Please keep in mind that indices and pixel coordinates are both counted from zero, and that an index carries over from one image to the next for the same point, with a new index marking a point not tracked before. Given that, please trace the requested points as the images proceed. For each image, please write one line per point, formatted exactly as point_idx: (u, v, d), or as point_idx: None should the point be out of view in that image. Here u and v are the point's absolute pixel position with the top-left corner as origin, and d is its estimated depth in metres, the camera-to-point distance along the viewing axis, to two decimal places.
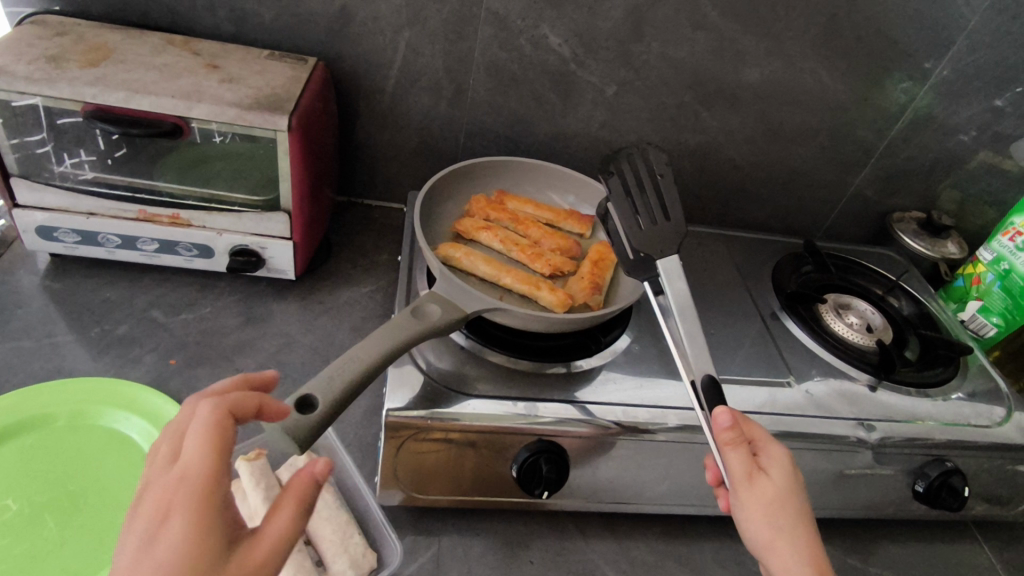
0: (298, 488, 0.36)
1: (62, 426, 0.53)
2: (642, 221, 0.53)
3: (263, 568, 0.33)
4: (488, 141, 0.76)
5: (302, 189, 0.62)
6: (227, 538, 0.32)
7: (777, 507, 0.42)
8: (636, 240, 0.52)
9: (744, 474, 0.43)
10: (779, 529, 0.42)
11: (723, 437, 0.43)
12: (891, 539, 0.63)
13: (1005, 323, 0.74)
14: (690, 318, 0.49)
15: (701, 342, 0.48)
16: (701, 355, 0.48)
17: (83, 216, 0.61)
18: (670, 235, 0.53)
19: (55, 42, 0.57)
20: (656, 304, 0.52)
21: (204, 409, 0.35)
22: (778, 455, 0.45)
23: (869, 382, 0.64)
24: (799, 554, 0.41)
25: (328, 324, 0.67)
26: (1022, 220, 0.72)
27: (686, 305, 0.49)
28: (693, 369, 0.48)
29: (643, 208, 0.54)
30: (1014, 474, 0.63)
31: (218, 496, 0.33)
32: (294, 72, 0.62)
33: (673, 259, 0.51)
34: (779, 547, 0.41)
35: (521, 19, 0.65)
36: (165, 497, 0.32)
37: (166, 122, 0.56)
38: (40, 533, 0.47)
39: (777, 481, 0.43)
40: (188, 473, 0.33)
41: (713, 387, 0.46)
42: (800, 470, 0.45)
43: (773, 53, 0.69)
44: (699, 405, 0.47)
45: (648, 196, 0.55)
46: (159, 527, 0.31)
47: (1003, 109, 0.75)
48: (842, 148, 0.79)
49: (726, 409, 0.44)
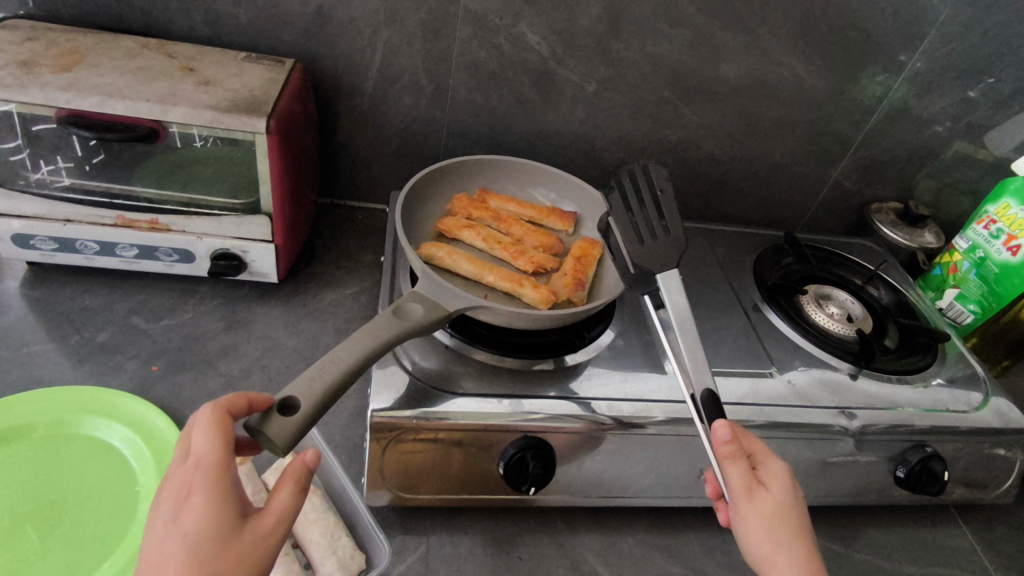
0: (294, 469, 0.38)
1: (42, 435, 0.53)
2: (642, 236, 0.55)
3: (274, 535, 0.36)
4: (470, 140, 0.76)
5: (283, 191, 0.61)
6: (239, 513, 0.36)
7: (777, 521, 0.43)
8: (637, 255, 0.54)
9: (745, 488, 0.44)
10: (777, 544, 0.43)
11: (723, 451, 0.44)
12: (875, 525, 0.64)
13: (981, 310, 0.76)
14: (690, 332, 0.50)
15: (700, 356, 0.49)
16: (701, 369, 0.49)
17: (60, 222, 0.60)
18: (669, 249, 0.54)
19: (27, 47, 0.57)
20: (657, 319, 0.53)
21: (207, 406, 0.39)
22: (778, 469, 0.45)
23: (849, 370, 0.65)
24: (797, 567, 0.42)
25: (313, 327, 0.66)
26: (995, 207, 0.73)
27: (685, 316, 0.50)
28: (692, 384, 0.49)
29: (643, 223, 0.56)
30: (993, 457, 0.64)
31: (228, 478, 0.36)
32: (272, 74, 0.61)
33: (673, 271, 0.52)
34: (777, 560, 0.42)
35: (500, 17, 0.66)
36: (182, 483, 0.36)
37: (142, 127, 0.56)
38: (21, 544, 0.47)
39: (777, 494, 0.44)
40: (199, 461, 0.36)
41: (713, 400, 0.47)
42: (798, 483, 0.46)
43: (749, 48, 0.70)
44: (700, 417, 0.47)
45: (647, 210, 0.57)
46: (179, 507, 0.35)
47: (976, 100, 0.76)
48: (820, 140, 0.79)
49: (726, 422, 0.44)
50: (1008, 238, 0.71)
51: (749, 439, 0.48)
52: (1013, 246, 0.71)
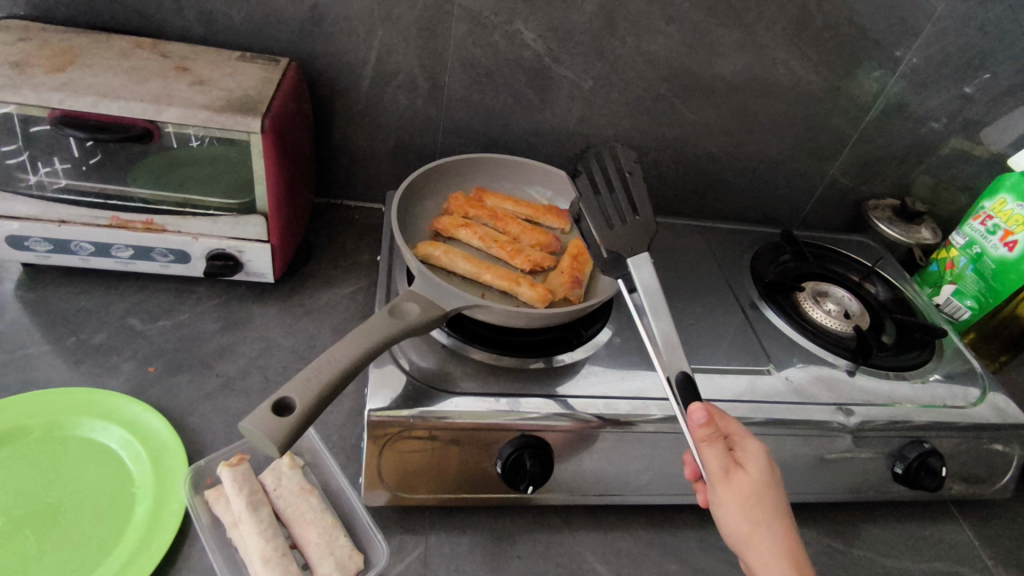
0: None
1: (37, 437, 0.52)
2: (610, 219, 0.54)
3: None
4: (466, 139, 0.75)
5: (278, 191, 0.61)
6: None
7: (754, 502, 0.44)
8: (607, 240, 0.53)
9: (722, 470, 0.44)
10: (756, 524, 0.44)
11: (699, 435, 0.44)
12: (872, 520, 0.64)
13: (979, 306, 0.76)
14: (663, 316, 0.51)
15: (674, 342, 0.50)
16: (674, 350, 0.50)
17: (54, 224, 0.59)
18: (640, 231, 0.54)
19: (19, 48, 0.56)
20: (633, 303, 0.52)
21: None
22: (754, 449, 0.46)
23: (847, 367, 0.65)
24: (775, 545, 0.44)
25: (309, 327, 0.66)
26: (992, 203, 0.73)
27: (659, 303, 0.51)
28: (667, 364, 0.49)
29: (612, 208, 0.55)
30: (991, 453, 0.64)
31: None
32: (267, 74, 0.61)
33: (644, 255, 0.53)
34: (756, 540, 0.44)
35: (495, 14, 0.65)
36: None
37: (136, 127, 0.56)
38: (17, 548, 0.46)
39: (754, 475, 0.44)
40: None
41: (687, 383, 0.48)
42: (773, 461, 0.46)
43: (745, 45, 0.70)
44: (675, 400, 0.48)
45: (616, 194, 0.56)
46: None
47: (972, 95, 0.76)
48: (817, 137, 0.79)
49: (702, 405, 0.44)
50: (1004, 233, 0.71)
51: (725, 421, 0.48)
52: (1010, 242, 0.71)
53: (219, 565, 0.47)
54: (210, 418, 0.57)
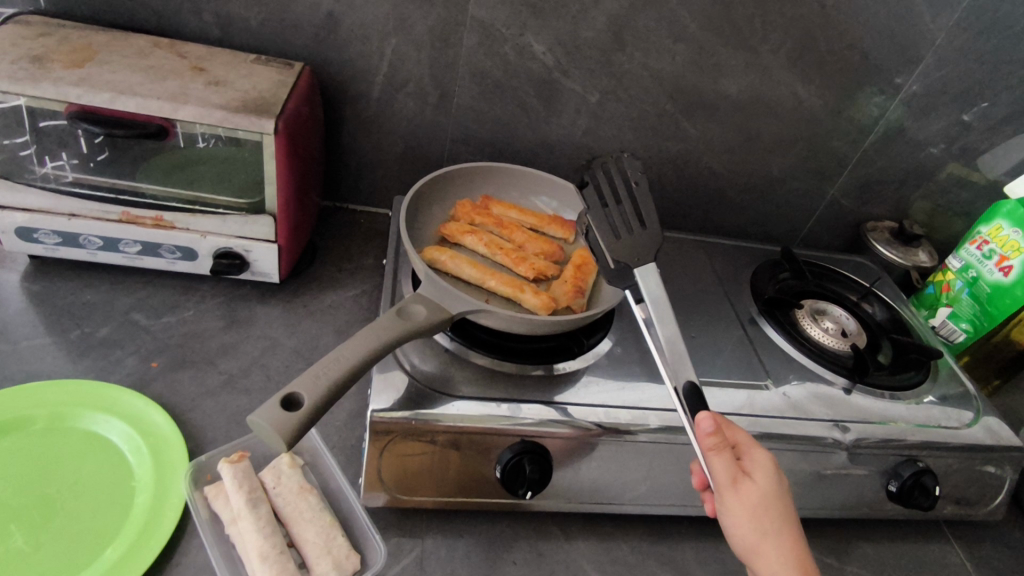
0: None
1: (42, 427, 0.53)
2: (618, 231, 0.55)
3: None
4: (472, 148, 0.76)
5: (288, 193, 0.62)
6: None
7: (762, 510, 0.44)
8: (614, 251, 0.54)
9: (730, 479, 0.44)
10: (764, 532, 0.44)
11: (707, 444, 0.44)
12: (867, 538, 0.65)
13: (973, 329, 0.77)
14: (669, 323, 0.51)
15: (680, 349, 0.50)
16: (681, 359, 0.50)
17: (65, 217, 0.60)
18: (647, 243, 0.55)
19: (40, 43, 0.57)
20: (640, 314, 0.53)
21: None
22: (760, 458, 0.47)
23: (844, 384, 0.66)
24: (783, 555, 0.44)
25: (313, 328, 0.67)
26: (988, 229, 0.74)
27: (666, 312, 0.52)
28: (674, 373, 0.50)
29: (619, 219, 0.56)
30: (984, 474, 0.65)
31: None
32: (281, 77, 0.62)
33: (650, 265, 0.54)
34: (764, 548, 0.44)
35: (507, 27, 0.67)
36: None
37: (152, 124, 0.57)
38: (16, 538, 0.46)
39: (762, 484, 0.45)
40: None
41: (694, 391, 0.49)
42: (779, 469, 0.47)
43: (750, 65, 0.71)
44: (683, 410, 0.48)
45: (623, 206, 0.57)
46: None
47: (969, 123, 0.78)
48: (818, 158, 0.81)
49: (709, 414, 0.45)
50: (1000, 258, 0.73)
51: (732, 430, 0.48)
52: (1005, 267, 0.72)
53: (217, 561, 0.47)
54: (212, 414, 0.57)
